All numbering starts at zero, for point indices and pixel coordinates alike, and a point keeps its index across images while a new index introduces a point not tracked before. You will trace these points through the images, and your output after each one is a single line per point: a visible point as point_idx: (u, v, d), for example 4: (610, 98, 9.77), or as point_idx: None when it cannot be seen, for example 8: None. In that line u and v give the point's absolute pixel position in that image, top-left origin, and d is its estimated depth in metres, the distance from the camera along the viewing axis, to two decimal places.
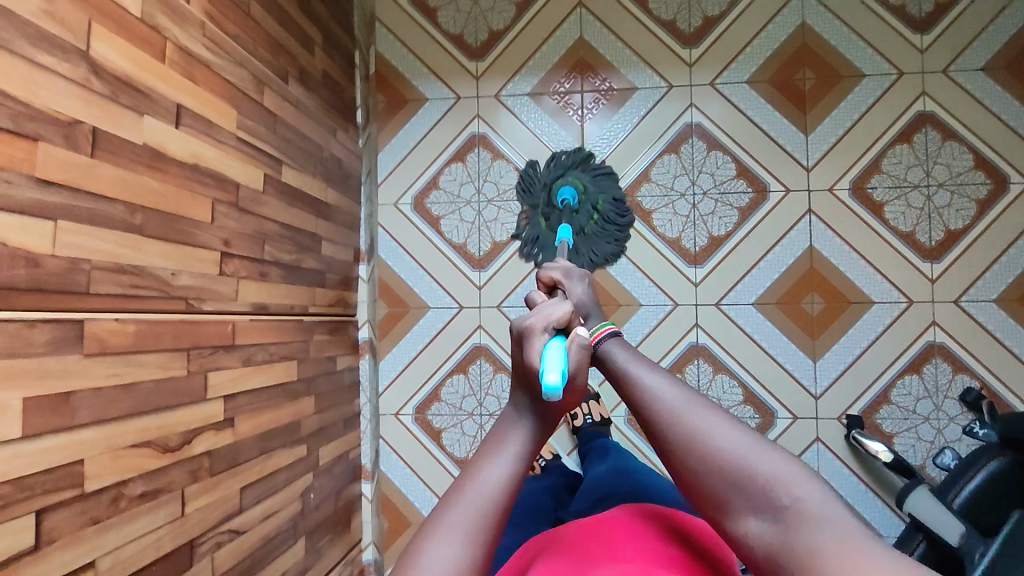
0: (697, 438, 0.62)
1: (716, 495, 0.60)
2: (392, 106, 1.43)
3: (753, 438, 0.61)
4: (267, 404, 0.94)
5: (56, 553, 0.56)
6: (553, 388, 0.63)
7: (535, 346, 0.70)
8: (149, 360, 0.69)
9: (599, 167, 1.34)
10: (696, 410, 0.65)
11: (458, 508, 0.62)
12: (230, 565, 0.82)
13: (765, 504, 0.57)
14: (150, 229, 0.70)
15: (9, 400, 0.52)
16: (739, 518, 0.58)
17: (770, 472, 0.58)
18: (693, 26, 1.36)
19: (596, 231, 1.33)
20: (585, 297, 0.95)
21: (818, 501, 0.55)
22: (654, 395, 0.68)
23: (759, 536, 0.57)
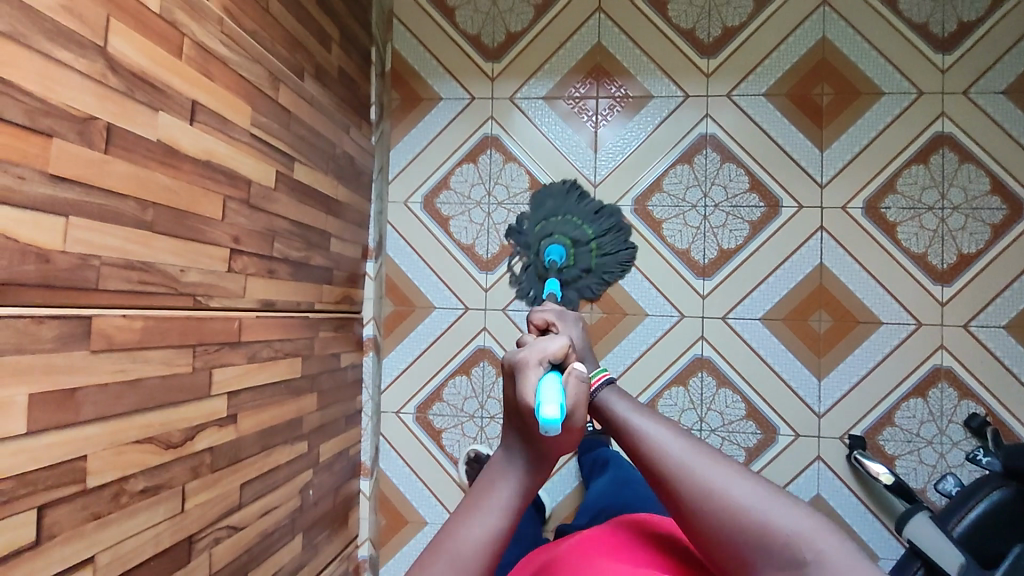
0: (712, 493, 0.61)
1: (736, 551, 0.59)
2: (406, 104, 1.43)
3: (767, 489, 0.61)
4: (270, 401, 0.94)
5: (55, 549, 0.56)
6: (550, 421, 0.62)
7: (531, 380, 0.69)
8: (155, 356, 0.69)
9: (576, 195, 1.30)
10: (705, 460, 0.64)
11: (440, 565, 0.62)
12: (228, 561, 0.83)
13: (788, 560, 0.56)
14: (161, 226, 0.70)
15: (14, 396, 0.52)
16: (763, 575, 0.57)
17: (790, 524, 0.57)
18: (712, 36, 1.35)
19: (603, 264, 1.29)
20: (579, 341, 0.95)
21: (843, 555, 0.55)
22: (660, 446, 0.66)
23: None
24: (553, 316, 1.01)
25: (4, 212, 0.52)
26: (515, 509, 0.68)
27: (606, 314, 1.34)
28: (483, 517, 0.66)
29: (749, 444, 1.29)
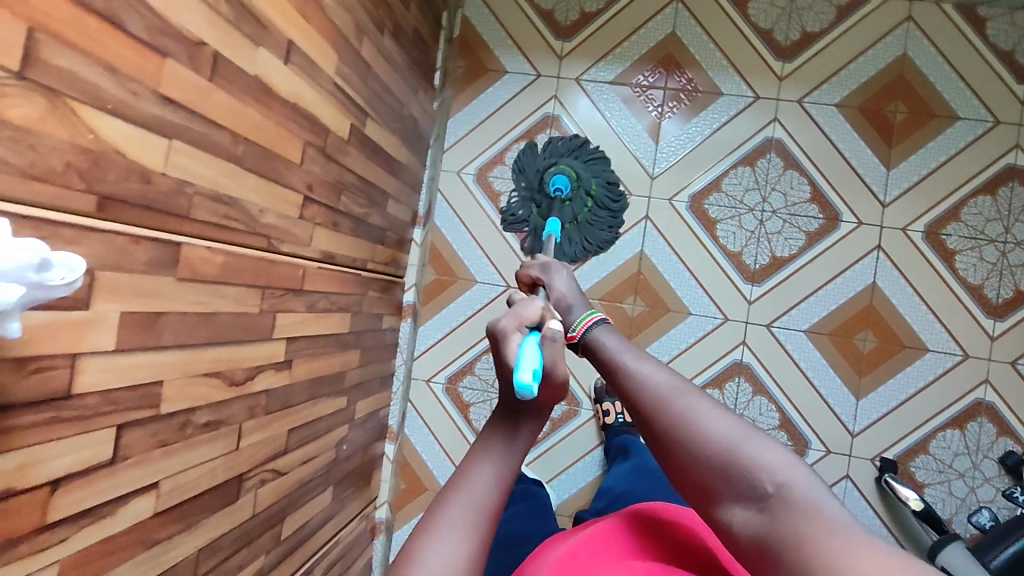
0: (685, 425, 0.61)
1: (703, 483, 0.58)
2: (470, 74, 1.41)
3: (744, 425, 0.60)
4: (320, 351, 0.95)
5: (127, 470, 0.56)
6: (526, 384, 0.66)
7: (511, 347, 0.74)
8: (229, 293, 0.69)
9: (588, 151, 1.33)
10: (685, 396, 0.64)
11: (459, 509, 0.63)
12: (270, 502, 0.84)
13: (750, 491, 0.55)
14: (248, 162, 0.69)
15: (108, 312, 0.52)
16: (726, 506, 0.56)
17: (756, 455, 0.56)
18: (791, 39, 1.32)
19: (596, 219, 1.31)
20: (565, 289, 0.95)
21: (807, 490, 0.53)
22: (645, 383, 0.67)
23: (745, 526, 0.54)
24: (539, 271, 1.02)
25: (116, 125, 0.50)
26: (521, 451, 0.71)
27: (649, 308, 1.33)
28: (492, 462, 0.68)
29: None
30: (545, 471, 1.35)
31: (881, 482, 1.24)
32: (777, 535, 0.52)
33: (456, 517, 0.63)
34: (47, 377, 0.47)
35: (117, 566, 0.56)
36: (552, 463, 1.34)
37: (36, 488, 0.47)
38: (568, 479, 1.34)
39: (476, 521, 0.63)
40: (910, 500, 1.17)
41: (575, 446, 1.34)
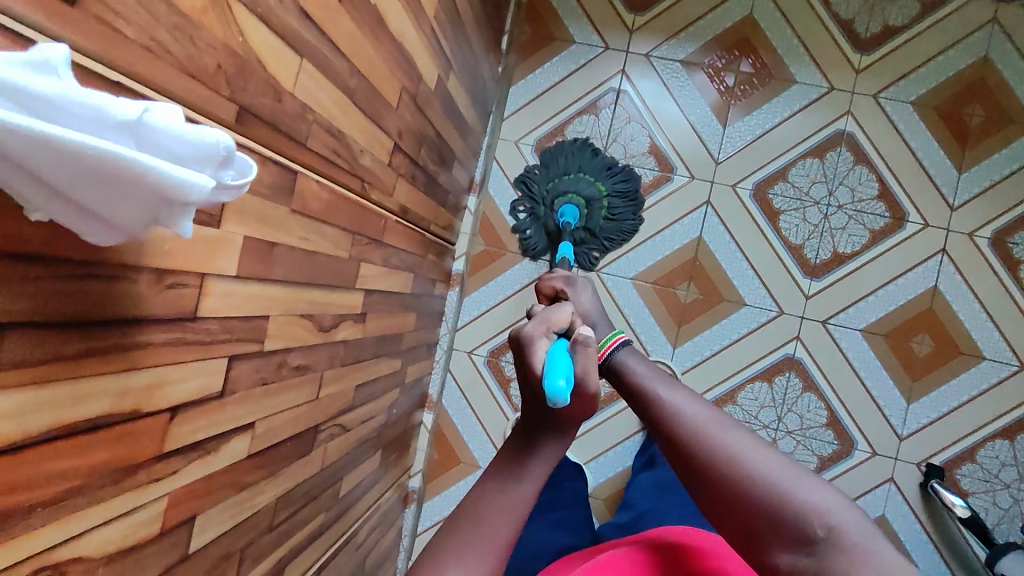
0: (720, 461, 0.56)
1: (744, 526, 0.54)
2: (536, 41, 1.35)
3: (783, 460, 0.55)
4: (388, 308, 0.92)
5: (232, 405, 0.53)
6: (559, 389, 0.60)
7: (540, 352, 0.67)
8: (328, 233, 0.65)
9: (597, 156, 1.28)
10: (722, 429, 0.58)
11: (474, 538, 0.59)
12: (335, 458, 0.81)
13: (796, 533, 0.51)
14: (358, 97, 0.65)
15: (234, 234, 0.48)
16: (771, 549, 0.52)
17: (803, 495, 0.51)
18: (871, 32, 1.28)
19: (607, 228, 1.28)
20: (590, 304, 0.90)
21: (860, 535, 0.49)
22: (679, 411, 0.61)
23: (793, 574, 0.50)
24: (562, 282, 0.95)
25: (261, 32, 0.46)
26: (543, 468, 0.65)
27: (702, 296, 1.31)
28: (513, 488, 0.63)
29: (823, 452, 1.27)
30: (584, 453, 1.32)
31: (927, 488, 1.23)
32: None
33: (472, 546, 0.59)
34: (179, 295, 0.43)
35: (214, 506, 0.53)
36: (591, 446, 1.32)
37: (158, 413, 0.43)
38: (605, 463, 1.32)
39: (490, 550, 0.59)
40: (955, 507, 1.16)
41: (616, 430, 1.32)
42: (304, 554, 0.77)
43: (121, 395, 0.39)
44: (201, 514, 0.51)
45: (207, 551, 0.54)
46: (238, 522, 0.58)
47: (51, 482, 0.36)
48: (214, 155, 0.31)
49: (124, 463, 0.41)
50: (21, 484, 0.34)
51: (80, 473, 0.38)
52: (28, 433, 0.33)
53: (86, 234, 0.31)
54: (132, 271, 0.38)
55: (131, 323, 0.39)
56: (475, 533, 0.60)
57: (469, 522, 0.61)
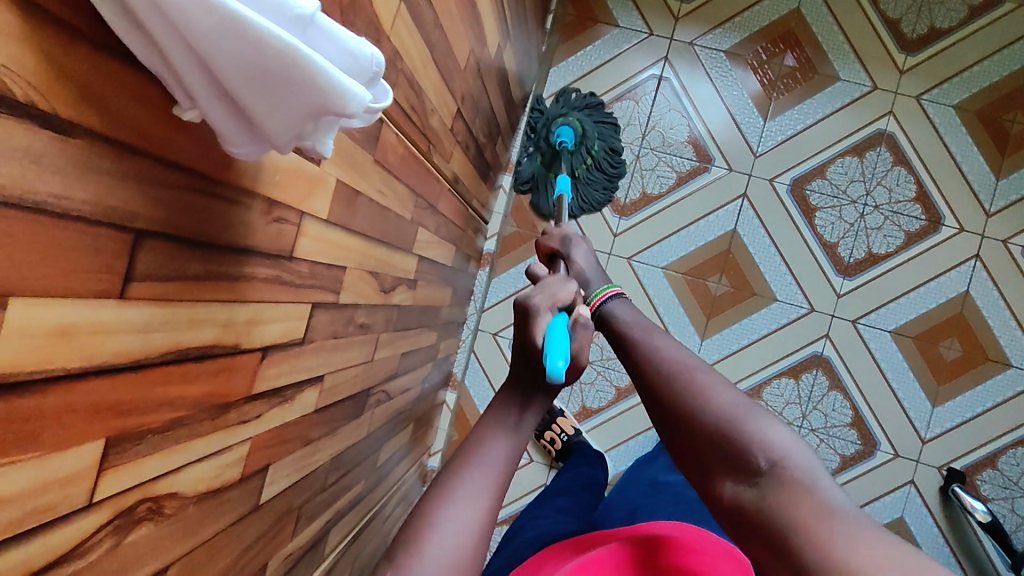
0: (676, 393, 0.44)
1: (690, 464, 0.42)
2: (579, 23, 1.29)
3: (742, 398, 0.43)
4: (432, 279, 0.90)
5: (309, 354, 0.51)
6: (558, 369, 0.50)
7: (540, 327, 0.54)
8: (398, 191, 0.64)
9: (603, 112, 1.23)
10: (692, 364, 0.46)
11: (468, 472, 0.45)
12: (377, 425, 0.80)
13: (741, 465, 0.38)
14: (436, 53, 0.63)
15: (330, 175, 0.46)
16: (710, 486, 0.40)
17: (758, 430, 0.40)
18: (917, 33, 1.22)
19: (590, 176, 1.21)
20: (585, 263, 0.71)
21: (813, 475, 0.36)
22: (649, 345, 0.50)
23: (728, 512, 0.38)
24: (559, 242, 0.77)
25: None
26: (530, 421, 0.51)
27: (733, 289, 1.27)
28: (514, 434, 0.49)
29: (845, 452, 1.25)
30: (606, 440, 1.27)
31: (947, 492, 1.20)
32: (763, 524, 0.35)
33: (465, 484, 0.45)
34: (281, 231, 0.41)
35: (283, 458, 0.51)
36: (616, 436, 1.27)
37: (252, 351, 0.42)
38: (626, 452, 1.26)
39: (489, 485, 0.45)
40: (975, 511, 1.13)
41: (641, 420, 1.27)
42: (344, 520, 0.76)
43: (225, 326, 0.38)
44: (272, 464, 0.50)
45: (273, 505, 0.52)
46: (299, 477, 0.56)
47: (162, 409, 0.34)
48: (365, 72, 0.30)
49: (218, 400, 0.39)
50: (137, 406, 0.32)
51: (185, 404, 0.36)
52: (150, 351, 0.32)
53: (230, 141, 0.30)
54: (248, 198, 0.37)
55: (241, 253, 0.37)
56: (472, 469, 0.46)
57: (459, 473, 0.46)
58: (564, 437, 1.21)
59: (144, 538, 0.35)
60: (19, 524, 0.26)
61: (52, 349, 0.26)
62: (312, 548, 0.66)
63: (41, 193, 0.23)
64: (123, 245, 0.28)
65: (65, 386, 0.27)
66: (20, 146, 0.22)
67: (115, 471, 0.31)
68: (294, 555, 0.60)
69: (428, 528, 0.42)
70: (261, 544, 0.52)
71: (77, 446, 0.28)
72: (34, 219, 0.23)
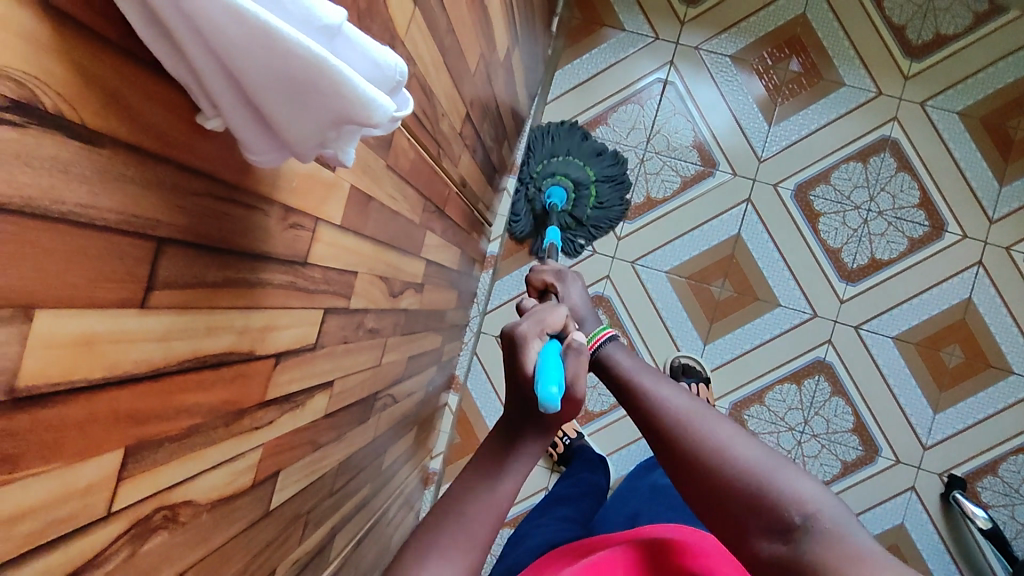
0: (692, 445, 0.43)
1: (716, 521, 0.41)
2: (585, 26, 1.29)
3: (758, 445, 0.42)
4: (438, 282, 0.90)
5: (320, 359, 0.51)
6: (551, 397, 0.45)
7: (530, 357, 0.49)
8: (408, 195, 0.64)
9: (579, 134, 1.24)
10: (700, 413, 0.45)
11: (451, 529, 0.43)
12: (383, 429, 0.80)
13: (774, 518, 0.38)
14: (448, 57, 0.63)
15: (344, 180, 0.46)
16: (746, 546, 0.39)
17: (786, 483, 0.39)
18: (922, 39, 1.22)
19: (601, 195, 1.23)
20: (579, 301, 0.68)
21: (846, 526, 0.37)
22: (650, 391, 0.49)
23: (771, 574, 0.38)
24: (552, 275, 0.74)
25: None
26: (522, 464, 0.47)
27: (737, 294, 1.27)
28: (496, 481, 0.46)
29: (847, 458, 1.25)
30: (607, 444, 1.27)
31: (948, 498, 1.20)
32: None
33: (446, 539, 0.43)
34: (296, 237, 0.41)
35: (293, 464, 0.51)
36: (619, 439, 1.27)
37: (266, 357, 0.42)
38: (628, 456, 1.26)
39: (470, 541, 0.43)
40: (976, 518, 1.13)
41: None
42: (348, 525, 0.76)
43: (241, 333, 0.38)
44: (282, 470, 0.49)
45: (283, 511, 0.52)
46: (308, 483, 0.56)
47: (178, 417, 0.34)
48: (388, 82, 0.29)
49: (233, 407, 0.39)
50: (155, 414, 0.32)
51: (201, 411, 0.36)
52: (169, 358, 0.31)
53: (251, 147, 0.30)
54: (265, 204, 0.37)
55: (257, 258, 0.37)
56: (455, 522, 0.44)
57: (466, 486, 0.45)
58: (567, 441, 1.21)
59: (159, 546, 0.35)
60: (40, 535, 0.26)
61: (75, 358, 0.26)
62: (318, 553, 0.66)
63: (68, 203, 0.23)
64: (144, 253, 0.28)
65: (87, 396, 0.27)
66: (50, 156, 0.22)
67: (132, 481, 0.31)
68: (301, 560, 0.60)
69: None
70: (270, 551, 0.52)
71: (95, 456, 0.28)
72: (61, 229, 0.23)
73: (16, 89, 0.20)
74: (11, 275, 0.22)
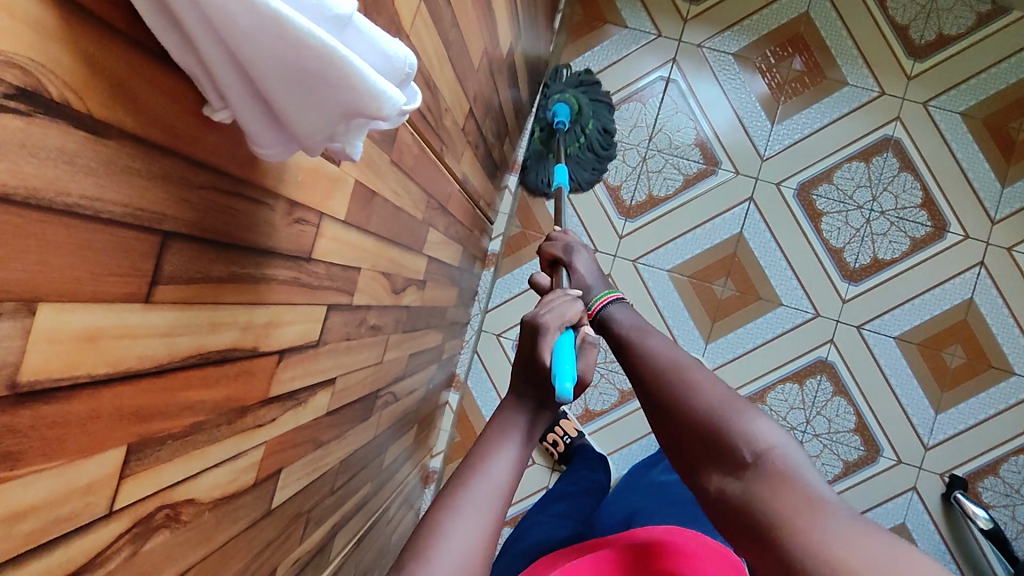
0: (664, 389, 0.43)
1: (681, 462, 0.41)
2: (587, 24, 1.28)
3: (727, 390, 0.42)
4: (439, 279, 0.89)
5: (323, 357, 0.51)
6: (567, 392, 0.48)
7: (546, 350, 0.51)
8: (411, 191, 0.63)
9: (599, 91, 1.19)
10: (684, 361, 0.45)
11: (472, 484, 0.41)
12: (384, 427, 0.79)
13: (727, 456, 0.38)
14: (452, 52, 0.62)
15: (348, 175, 0.46)
16: (702, 484, 0.39)
17: (746, 426, 0.38)
18: (926, 39, 1.22)
19: (580, 154, 1.19)
20: (587, 273, 0.68)
21: (798, 467, 0.36)
22: (644, 343, 0.49)
23: (719, 508, 0.37)
24: (560, 248, 0.73)
25: None
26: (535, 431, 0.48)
27: (739, 293, 1.26)
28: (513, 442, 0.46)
29: (848, 458, 1.24)
30: (608, 443, 1.26)
31: (949, 498, 1.19)
32: (750, 516, 0.34)
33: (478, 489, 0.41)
34: (301, 232, 0.41)
35: (295, 462, 0.51)
36: (619, 439, 1.26)
37: (270, 354, 0.41)
38: (628, 455, 1.26)
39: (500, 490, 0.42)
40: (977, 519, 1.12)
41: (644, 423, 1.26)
42: (349, 524, 0.75)
43: (245, 330, 0.37)
44: (284, 468, 0.49)
45: (285, 510, 0.51)
46: (310, 482, 0.55)
47: (182, 414, 0.33)
48: (398, 74, 0.29)
49: (236, 404, 0.39)
50: (159, 412, 0.31)
51: (204, 408, 0.35)
52: (173, 355, 0.31)
53: (259, 141, 0.30)
54: (271, 199, 0.36)
55: (262, 254, 0.37)
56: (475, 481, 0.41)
57: None
58: (567, 439, 1.20)
59: (161, 545, 0.35)
60: (41, 534, 0.26)
61: (78, 355, 0.25)
62: (318, 553, 0.65)
63: (74, 195, 0.23)
64: (150, 247, 0.27)
65: (90, 393, 0.26)
66: (56, 147, 0.21)
67: (135, 478, 0.31)
68: (303, 559, 0.60)
69: (431, 539, 0.38)
70: (271, 551, 0.51)
71: (98, 453, 0.28)
72: (66, 222, 0.23)
73: (21, 77, 0.20)
74: (16, 268, 0.21)
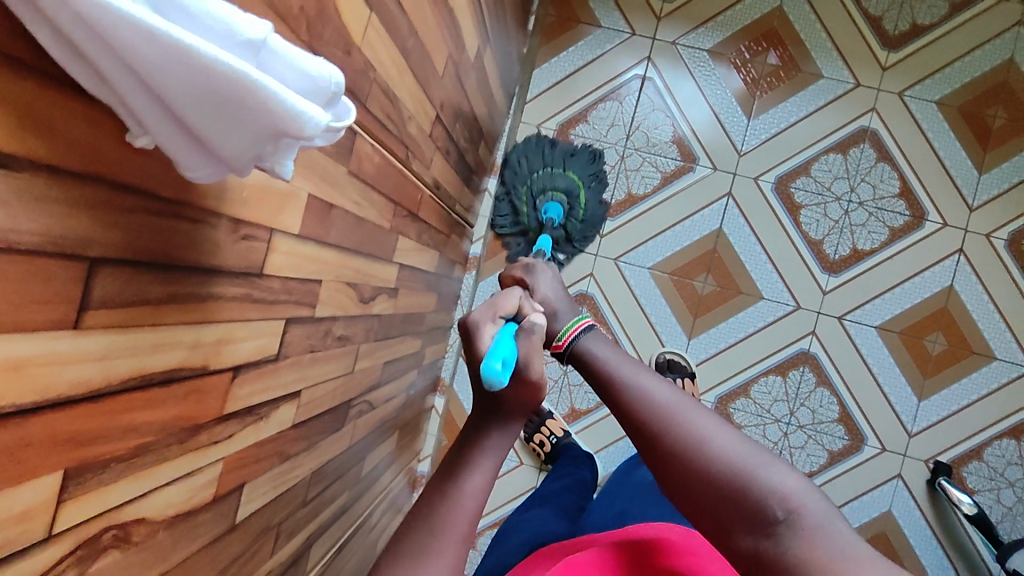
0: (677, 442, 0.44)
1: (701, 516, 0.43)
2: (561, 24, 1.28)
3: (740, 441, 0.44)
4: (414, 285, 0.89)
5: (284, 369, 0.51)
6: (494, 370, 0.45)
7: (485, 337, 0.49)
8: (375, 201, 0.63)
9: (564, 147, 1.22)
10: (686, 409, 0.46)
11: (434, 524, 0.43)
12: (361, 435, 0.79)
13: (759, 515, 0.40)
14: (412, 60, 0.62)
15: (301, 190, 0.46)
16: (728, 539, 0.41)
17: (768, 481, 0.40)
18: (899, 30, 1.22)
19: (590, 213, 1.23)
20: (552, 291, 0.66)
21: (828, 521, 0.38)
22: (636, 385, 0.49)
23: (755, 567, 0.39)
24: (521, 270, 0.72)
25: None
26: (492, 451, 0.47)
27: (720, 288, 1.27)
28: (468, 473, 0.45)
29: (833, 447, 1.25)
30: (595, 441, 1.27)
31: (934, 485, 1.20)
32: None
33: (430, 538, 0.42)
34: (250, 248, 0.41)
35: (259, 475, 0.51)
36: (606, 437, 1.27)
37: (223, 370, 0.41)
38: (615, 453, 1.26)
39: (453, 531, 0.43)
40: (962, 504, 1.13)
41: None
42: (327, 533, 0.75)
43: (194, 347, 0.37)
44: (247, 483, 0.49)
45: (250, 524, 0.51)
46: (277, 494, 0.55)
47: (126, 436, 0.33)
48: (324, 94, 0.29)
49: (189, 422, 0.39)
50: (101, 434, 0.31)
51: (152, 429, 0.35)
52: (109, 378, 0.31)
53: (186, 165, 0.29)
54: (212, 218, 0.36)
55: (207, 273, 0.37)
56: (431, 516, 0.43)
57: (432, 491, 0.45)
58: (554, 440, 1.20)
59: (112, 565, 0.35)
60: None
61: (6, 382, 0.25)
62: (293, 563, 0.65)
63: None
64: (76, 273, 0.27)
65: (19, 420, 0.26)
66: None
67: (76, 502, 0.31)
68: (275, 570, 0.60)
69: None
70: (238, 566, 0.51)
71: (33, 480, 0.28)
72: None
73: None
74: None
